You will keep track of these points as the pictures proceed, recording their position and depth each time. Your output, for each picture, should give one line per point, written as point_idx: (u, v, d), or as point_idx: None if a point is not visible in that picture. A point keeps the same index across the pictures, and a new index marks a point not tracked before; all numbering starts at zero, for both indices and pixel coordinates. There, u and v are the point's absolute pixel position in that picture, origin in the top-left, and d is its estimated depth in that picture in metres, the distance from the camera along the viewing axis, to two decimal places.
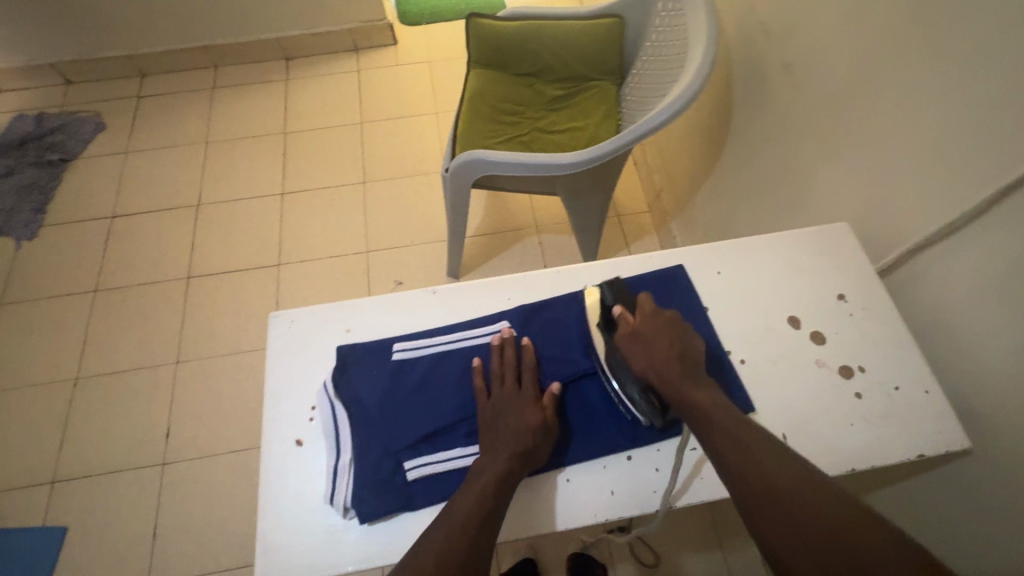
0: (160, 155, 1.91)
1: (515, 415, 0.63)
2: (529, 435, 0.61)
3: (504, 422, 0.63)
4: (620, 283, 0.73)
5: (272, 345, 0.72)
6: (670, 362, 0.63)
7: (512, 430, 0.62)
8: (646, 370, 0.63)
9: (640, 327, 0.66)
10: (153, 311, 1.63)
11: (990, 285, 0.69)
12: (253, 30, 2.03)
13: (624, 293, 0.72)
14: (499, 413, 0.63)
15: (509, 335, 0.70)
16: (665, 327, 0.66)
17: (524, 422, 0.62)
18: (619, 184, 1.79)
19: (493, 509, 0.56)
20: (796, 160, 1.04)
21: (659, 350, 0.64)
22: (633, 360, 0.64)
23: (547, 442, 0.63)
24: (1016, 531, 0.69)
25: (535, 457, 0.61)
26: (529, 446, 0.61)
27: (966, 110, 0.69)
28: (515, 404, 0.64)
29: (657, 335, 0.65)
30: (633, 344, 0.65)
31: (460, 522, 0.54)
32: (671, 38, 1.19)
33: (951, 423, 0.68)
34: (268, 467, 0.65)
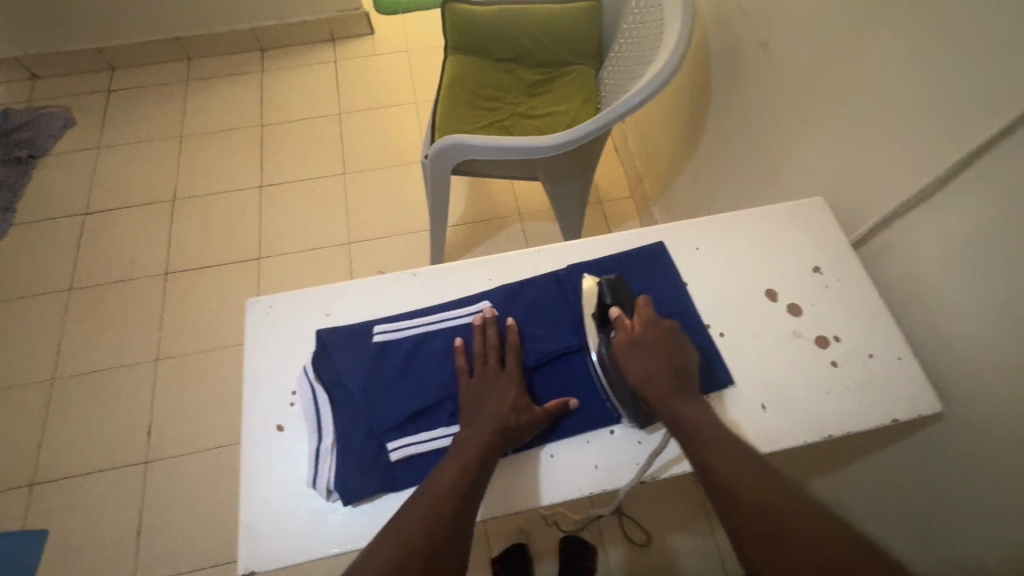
0: (134, 150, 1.86)
1: (499, 396, 0.63)
2: (510, 417, 0.62)
3: (489, 403, 0.62)
4: (620, 280, 0.70)
5: (250, 331, 0.71)
6: (664, 377, 0.63)
7: (495, 410, 0.62)
8: (640, 382, 0.63)
9: (639, 337, 0.65)
10: (131, 308, 1.59)
11: (959, 251, 0.71)
12: (226, 20, 1.99)
13: (623, 292, 0.69)
14: (484, 394, 0.63)
15: (491, 316, 0.69)
16: (662, 339, 0.65)
17: (507, 404, 0.62)
18: (600, 173, 1.79)
19: (472, 485, 0.56)
20: (773, 139, 1.05)
21: (656, 364, 0.63)
22: (628, 368, 0.63)
23: (529, 423, 0.63)
24: (988, 488, 0.71)
25: (513, 439, 0.62)
26: (510, 427, 0.61)
27: (934, 82, 0.70)
28: (498, 387, 0.64)
29: (657, 347, 0.64)
30: (629, 353, 0.64)
31: (441, 494, 0.55)
32: (647, 19, 1.19)
33: (924, 389, 0.70)
34: (250, 454, 0.64)
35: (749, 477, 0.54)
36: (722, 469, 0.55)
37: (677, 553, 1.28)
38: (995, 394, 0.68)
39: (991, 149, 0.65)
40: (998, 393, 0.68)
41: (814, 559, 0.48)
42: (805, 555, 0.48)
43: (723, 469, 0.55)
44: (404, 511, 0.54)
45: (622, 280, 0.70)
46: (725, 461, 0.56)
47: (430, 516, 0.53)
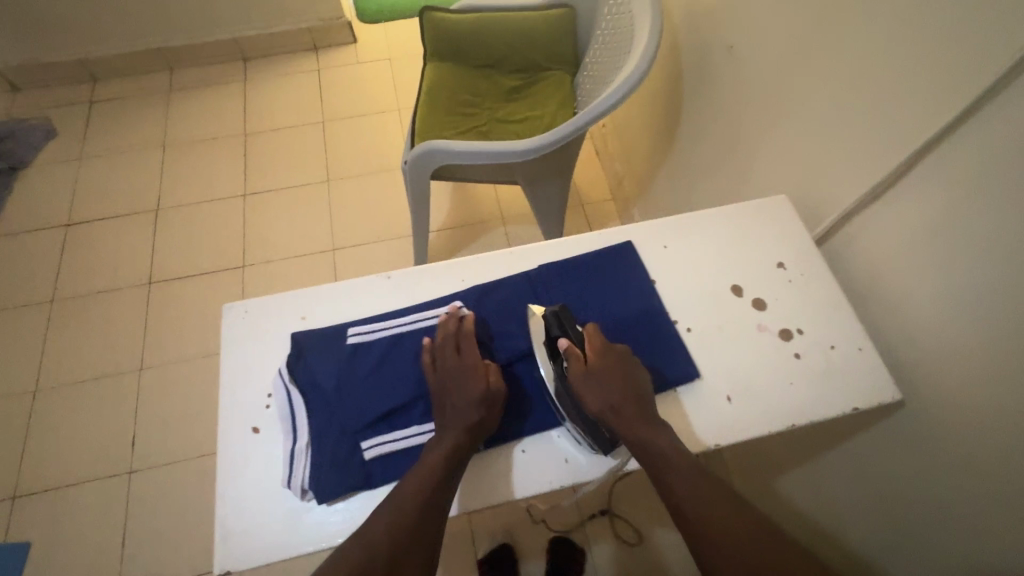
0: (116, 160, 1.86)
1: (460, 393, 0.63)
2: (474, 411, 0.62)
3: (452, 401, 0.63)
4: (565, 310, 0.69)
5: (226, 335, 0.72)
6: (626, 404, 0.63)
7: (459, 406, 0.63)
8: (603, 411, 0.63)
9: (594, 366, 0.65)
10: (114, 319, 1.59)
11: (914, 244, 0.74)
12: (208, 30, 2.00)
13: (571, 324, 0.68)
14: (446, 392, 0.64)
15: (456, 313, 0.70)
16: (617, 366, 0.66)
17: (469, 399, 0.63)
18: (580, 165, 1.84)
19: (442, 490, 0.58)
20: (742, 139, 1.08)
21: (615, 391, 0.64)
22: (588, 400, 0.63)
23: (494, 413, 0.64)
24: (950, 471, 0.74)
25: (482, 432, 0.63)
26: (475, 422, 0.62)
27: (886, 81, 0.73)
28: (459, 381, 0.64)
29: (613, 373, 0.65)
30: (586, 383, 0.64)
31: (412, 495, 0.57)
32: (619, 25, 1.22)
33: (884, 377, 0.72)
34: (226, 456, 0.65)
35: (716, 505, 0.57)
36: (690, 497, 0.58)
37: (662, 548, 1.30)
38: (952, 379, 0.71)
39: (938, 144, 0.68)
40: (955, 378, 0.71)
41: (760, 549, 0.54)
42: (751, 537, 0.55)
43: (692, 498, 0.58)
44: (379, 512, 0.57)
45: (566, 308, 0.69)
46: (693, 490, 0.58)
47: (404, 516, 0.56)
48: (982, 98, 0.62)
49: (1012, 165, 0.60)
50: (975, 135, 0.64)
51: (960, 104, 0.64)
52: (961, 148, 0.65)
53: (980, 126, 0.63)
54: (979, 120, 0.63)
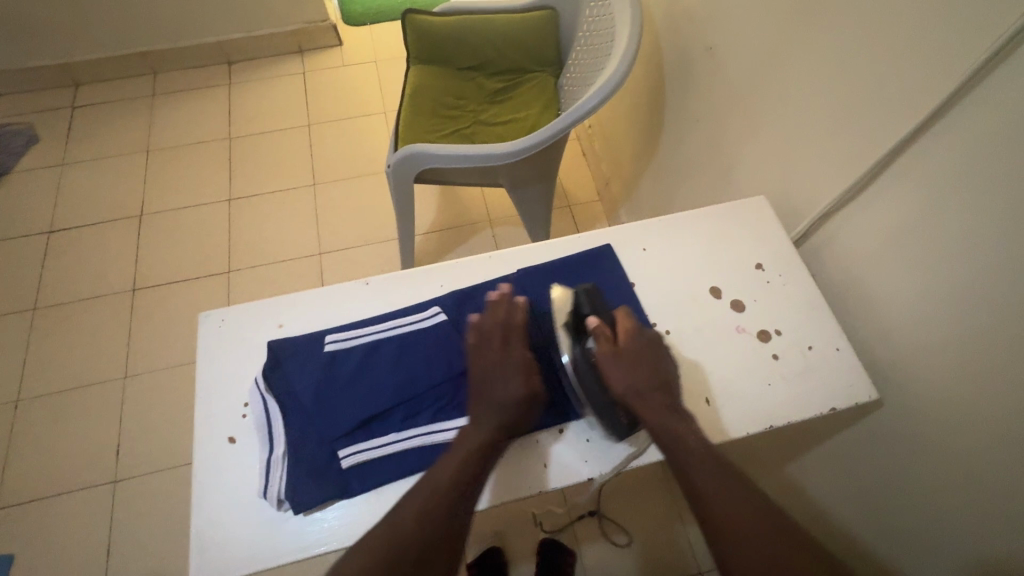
0: (99, 166, 1.84)
1: (506, 384, 0.65)
2: (516, 404, 0.64)
3: (495, 390, 0.64)
4: (594, 290, 0.72)
5: (203, 345, 0.71)
6: (651, 388, 0.65)
7: (500, 396, 0.64)
8: (627, 393, 0.64)
9: (623, 348, 0.67)
10: (98, 326, 1.57)
11: (889, 244, 0.74)
12: (191, 34, 1.99)
13: (601, 304, 0.71)
14: (491, 382, 0.65)
15: (506, 296, 0.71)
16: (645, 351, 0.68)
17: (512, 391, 0.64)
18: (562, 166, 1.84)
19: (475, 474, 0.59)
20: (722, 140, 1.09)
21: (640, 375, 0.65)
22: (613, 380, 0.65)
23: (533, 407, 0.65)
24: (931, 469, 0.74)
25: (519, 424, 0.64)
26: (514, 414, 0.63)
27: (859, 83, 0.74)
28: (504, 372, 0.65)
29: (641, 357, 0.67)
30: (613, 363, 0.66)
31: (446, 474, 0.59)
32: (601, 27, 1.22)
33: (861, 377, 0.73)
34: (202, 466, 0.64)
35: (734, 500, 0.57)
36: (708, 490, 0.57)
37: (651, 549, 1.30)
38: (929, 378, 0.71)
39: (909, 146, 0.68)
40: (931, 377, 0.71)
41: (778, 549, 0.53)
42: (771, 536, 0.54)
43: (710, 492, 0.57)
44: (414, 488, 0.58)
45: (597, 290, 0.73)
46: (710, 482, 0.58)
47: (438, 495, 0.57)
48: (950, 100, 0.62)
49: (982, 164, 0.60)
50: (947, 134, 0.64)
51: (932, 103, 0.64)
52: (933, 147, 0.66)
53: (950, 125, 0.63)
54: (949, 120, 0.63)
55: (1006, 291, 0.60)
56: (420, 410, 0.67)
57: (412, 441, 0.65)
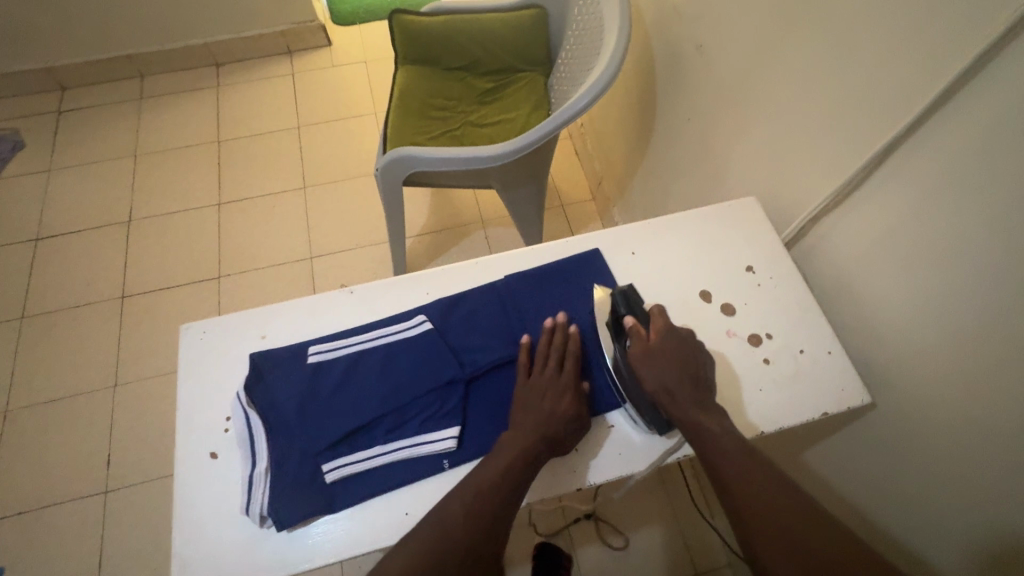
0: (86, 171, 1.82)
1: (558, 402, 0.64)
2: (565, 425, 0.62)
3: (545, 404, 0.63)
4: (632, 291, 0.71)
5: (183, 358, 0.70)
6: (682, 386, 0.63)
7: (550, 412, 0.62)
8: (658, 391, 0.63)
9: (655, 345, 0.66)
10: (87, 334, 1.56)
11: (882, 246, 0.73)
12: (177, 36, 1.96)
13: (637, 304, 0.70)
14: (544, 397, 0.64)
15: (560, 323, 0.70)
16: (679, 349, 0.66)
17: (561, 410, 0.63)
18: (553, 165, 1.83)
19: (516, 484, 0.58)
20: (712, 139, 1.07)
21: (671, 370, 0.64)
22: (645, 378, 0.64)
23: (580, 430, 0.64)
24: (927, 473, 0.73)
25: (564, 444, 0.62)
26: (561, 433, 0.62)
27: (848, 81, 0.72)
28: (556, 390, 0.65)
29: (674, 354, 0.65)
30: (646, 362, 0.65)
31: (488, 477, 0.58)
32: (590, 26, 1.20)
33: (853, 381, 0.72)
34: (183, 483, 0.63)
35: (772, 496, 0.55)
36: (744, 487, 0.56)
37: (648, 551, 1.29)
38: (923, 381, 0.71)
39: (898, 147, 0.67)
40: (926, 381, 0.70)
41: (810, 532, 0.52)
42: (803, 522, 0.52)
43: (745, 488, 0.55)
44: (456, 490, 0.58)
45: (634, 290, 0.72)
46: (745, 480, 0.56)
47: (479, 497, 0.57)
48: (939, 101, 0.61)
49: (974, 165, 0.59)
50: (938, 134, 0.63)
51: (922, 103, 0.63)
52: (924, 147, 0.64)
53: (941, 125, 0.62)
54: (940, 119, 0.62)
55: (1000, 294, 0.59)
56: (405, 421, 0.66)
57: (398, 453, 0.64)
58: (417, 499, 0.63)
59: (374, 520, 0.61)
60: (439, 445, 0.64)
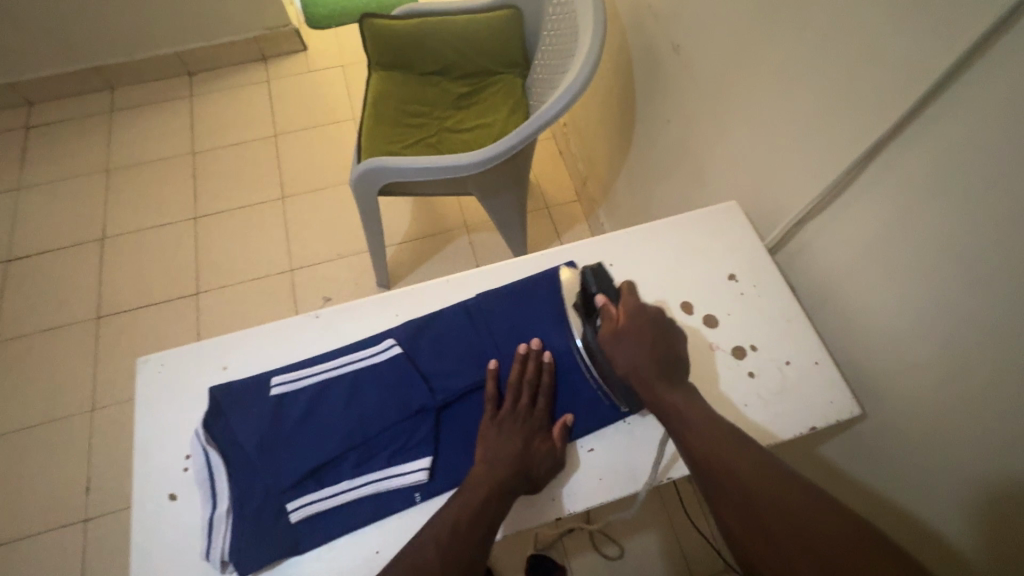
0: (57, 189, 1.77)
1: (532, 440, 0.62)
2: (538, 463, 0.61)
3: (518, 439, 0.61)
4: (603, 270, 0.69)
5: (140, 393, 0.66)
6: (650, 365, 0.61)
7: (524, 450, 0.60)
8: (630, 371, 0.61)
9: (625, 326, 0.63)
10: (62, 358, 1.51)
11: (868, 250, 0.70)
12: (146, 45, 1.91)
13: (608, 281, 0.68)
14: (516, 432, 0.62)
15: (534, 350, 0.68)
16: (650, 329, 0.64)
17: (535, 448, 0.61)
18: (535, 166, 1.79)
19: (491, 520, 0.55)
20: (692, 141, 1.04)
21: (639, 351, 0.62)
22: (615, 358, 0.63)
23: (553, 469, 0.62)
24: (918, 486, 0.71)
25: (537, 483, 0.61)
26: (533, 472, 0.60)
27: (828, 82, 0.69)
28: (529, 427, 0.63)
29: (644, 334, 0.63)
30: (615, 343, 0.63)
31: (462, 518, 0.55)
32: (564, 26, 1.17)
33: (841, 392, 0.69)
34: (140, 529, 0.60)
35: (767, 481, 0.50)
36: (736, 473, 0.51)
37: (642, 559, 1.27)
38: (912, 391, 0.68)
39: (881, 151, 0.65)
40: (914, 390, 0.68)
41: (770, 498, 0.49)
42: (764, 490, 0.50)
43: (738, 474, 0.51)
44: (429, 528, 0.55)
45: (606, 270, 0.70)
46: (737, 465, 0.52)
47: (452, 541, 0.54)
48: (921, 105, 0.58)
49: (958, 171, 0.56)
50: (920, 139, 0.60)
51: (904, 106, 0.60)
52: (908, 152, 0.62)
53: (924, 129, 0.59)
54: (923, 123, 0.59)
55: (987, 305, 0.57)
56: (374, 454, 0.62)
57: (367, 489, 0.60)
58: (387, 536, 0.60)
59: (343, 560, 0.58)
60: (410, 477, 0.61)
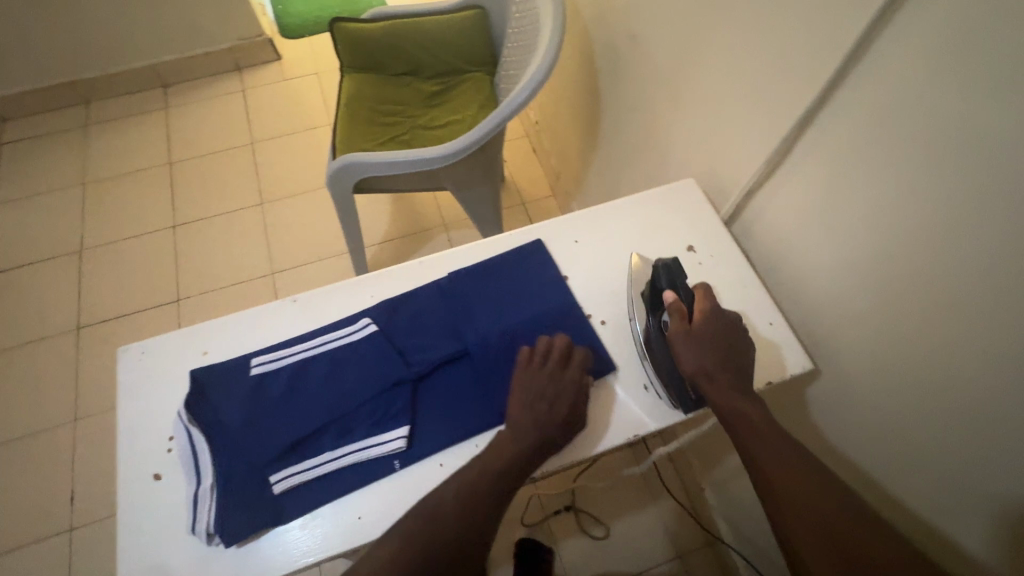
0: (32, 204, 1.76)
1: (554, 404, 0.62)
2: (559, 428, 0.62)
3: (539, 404, 0.62)
4: (676, 265, 0.71)
5: (122, 381, 0.68)
6: (722, 370, 0.62)
7: (544, 414, 0.62)
8: (697, 374, 0.62)
9: (696, 327, 0.64)
10: (42, 370, 1.51)
11: (811, 215, 0.73)
12: (119, 59, 1.92)
13: (679, 279, 0.69)
14: (539, 397, 0.63)
15: (560, 342, 0.66)
16: (722, 333, 0.65)
17: (557, 413, 0.62)
18: (509, 163, 1.84)
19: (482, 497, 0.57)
20: (653, 127, 1.09)
21: (712, 354, 0.63)
22: (683, 360, 0.63)
23: (573, 433, 0.63)
24: (864, 439, 0.74)
25: (555, 447, 0.62)
26: (552, 437, 0.61)
27: (763, 60, 0.74)
28: (554, 391, 0.63)
29: (716, 337, 0.64)
30: (686, 342, 0.64)
31: (477, 479, 0.58)
32: (527, 22, 1.21)
33: (794, 349, 0.73)
34: (126, 508, 0.61)
35: (827, 503, 0.51)
36: (797, 496, 0.52)
37: (628, 538, 1.29)
38: (854, 346, 0.71)
39: (813, 120, 0.68)
40: (855, 343, 0.71)
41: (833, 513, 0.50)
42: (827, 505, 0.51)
43: (798, 498, 0.52)
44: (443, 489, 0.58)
45: (679, 265, 0.71)
46: (801, 488, 0.53)
47: (466, 503, 0.57)
48: (840, 74, 0.62)
49: (873, 134, 0.61)
50: (843, 108, 0.63)
51: (824, 78, 0.64)
52: (834, 122, 0.65)
53: (845, 97, 0.63)
54: (844, 92, 0.63)
55: (904, 257, 0.61)
56: (354, 427, 0.65)
57: (347, 458, 0.63)
58: (369, 503, 0.62)
59: (327, 528, 0.61)
60: (389, 446, 0.63)
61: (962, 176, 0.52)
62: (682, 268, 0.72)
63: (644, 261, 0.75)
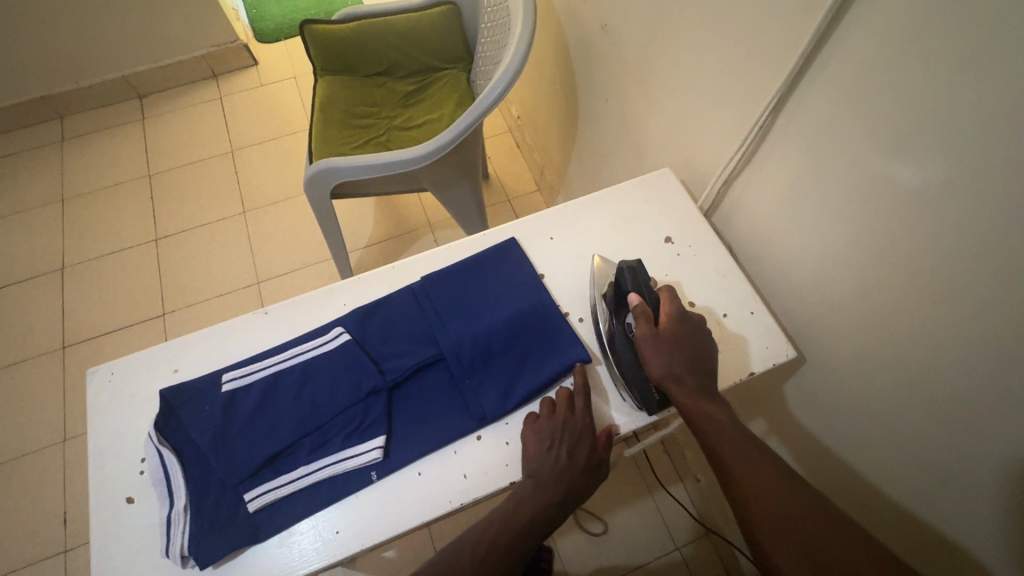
0: (10, 223, 1.73)
1: (573, 450, 0.61)
2: (580, 475, 0.61)
3: (558, 452, 0.61)
4: (640, 266, 0.70)
5: (92, 402, 0.67)
6: (688, 375, 0.60)
7: (564, 462, 0.60)
8: (664, 377, 0.61)
9: (662, 331, 0.63)
10: (28, 392, 1.49)
11: (786, 202, 0.72)
12: (92, 71, 1.88)
13: (644, 281, 0.68)
14: (557, 444, 0.61)
15: (568, 395, 0.65)
16: (688, 336, 0.63)
17: (576, 460, 0.61)
18: (493, 160, 1.81)
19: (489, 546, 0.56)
20: (629, 118, 1.07)
21: (679, 358, 0.61)
22: (650, 363, 0.62)
23: (595, 480, 0.62)
24: (849, 428, 0.73)
25: (578, 497, 0.60)
26: (575, 486, 0.60)
27: (731, 45, 0.72)
28: (569, 438, 0.62)
29: (683, 341, 0.63)
30: (652, 347, 0.62)
31: (503, 533, 0.57)
32: (499, 17, 1.19)
33: (777, 338, 0.72)
34: (99, 533, 0.60)
35: (799, 513, 0.50)
36: (770, 505, 0.51)
37: (627, 534, 1.28)
38: (835, 334, 0.70)
39: (784, 105, 0.66)
40: (834, 331, 0.70)
41: (806, 523, 0.49)
42: (802, 516, 0.50)
43: (772, 508, 0.51)
44: (462, 539, 0.57)
45: (642, 267, 0.70)
46: (775, 497, 0.51)
47: (489, 561, 0.55)
48: (807, 58, 0.60)
49: (843, 118, 0.59)
50: (813, 92, 0.62)
51: (791, 65, 0.62)
52: (805, 107, 0.64)
53: (814, 81, 0.61)
54: (812, 77, 0.61)
55: (879, 240, 0.59)
56: (328, 438, 0.64)
57: (323, 472, 0.62)
58: (349, 516, 0.61)
59: (304, 543, 0.60)
60: (365, 457, 0.62)
61: (931, 159, 0.51)
62: (646, 269, 0.71)
63: (606, 262, 0.75)
